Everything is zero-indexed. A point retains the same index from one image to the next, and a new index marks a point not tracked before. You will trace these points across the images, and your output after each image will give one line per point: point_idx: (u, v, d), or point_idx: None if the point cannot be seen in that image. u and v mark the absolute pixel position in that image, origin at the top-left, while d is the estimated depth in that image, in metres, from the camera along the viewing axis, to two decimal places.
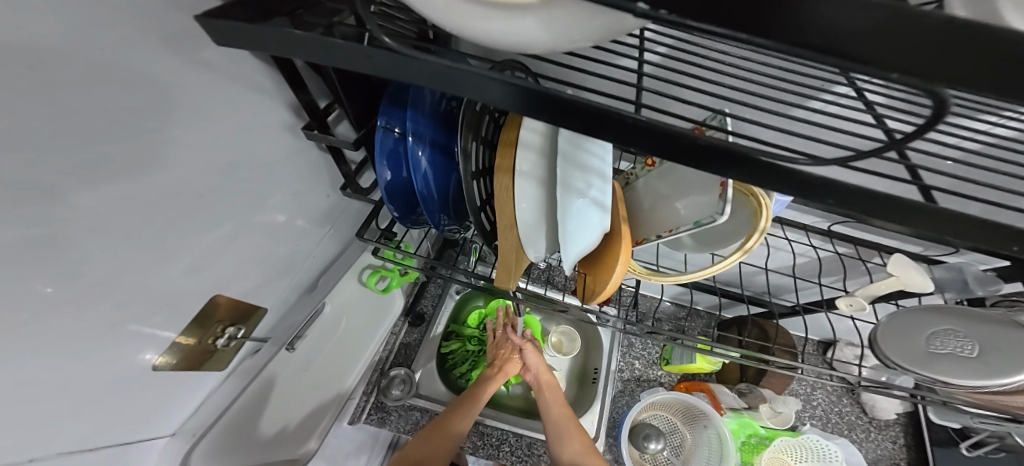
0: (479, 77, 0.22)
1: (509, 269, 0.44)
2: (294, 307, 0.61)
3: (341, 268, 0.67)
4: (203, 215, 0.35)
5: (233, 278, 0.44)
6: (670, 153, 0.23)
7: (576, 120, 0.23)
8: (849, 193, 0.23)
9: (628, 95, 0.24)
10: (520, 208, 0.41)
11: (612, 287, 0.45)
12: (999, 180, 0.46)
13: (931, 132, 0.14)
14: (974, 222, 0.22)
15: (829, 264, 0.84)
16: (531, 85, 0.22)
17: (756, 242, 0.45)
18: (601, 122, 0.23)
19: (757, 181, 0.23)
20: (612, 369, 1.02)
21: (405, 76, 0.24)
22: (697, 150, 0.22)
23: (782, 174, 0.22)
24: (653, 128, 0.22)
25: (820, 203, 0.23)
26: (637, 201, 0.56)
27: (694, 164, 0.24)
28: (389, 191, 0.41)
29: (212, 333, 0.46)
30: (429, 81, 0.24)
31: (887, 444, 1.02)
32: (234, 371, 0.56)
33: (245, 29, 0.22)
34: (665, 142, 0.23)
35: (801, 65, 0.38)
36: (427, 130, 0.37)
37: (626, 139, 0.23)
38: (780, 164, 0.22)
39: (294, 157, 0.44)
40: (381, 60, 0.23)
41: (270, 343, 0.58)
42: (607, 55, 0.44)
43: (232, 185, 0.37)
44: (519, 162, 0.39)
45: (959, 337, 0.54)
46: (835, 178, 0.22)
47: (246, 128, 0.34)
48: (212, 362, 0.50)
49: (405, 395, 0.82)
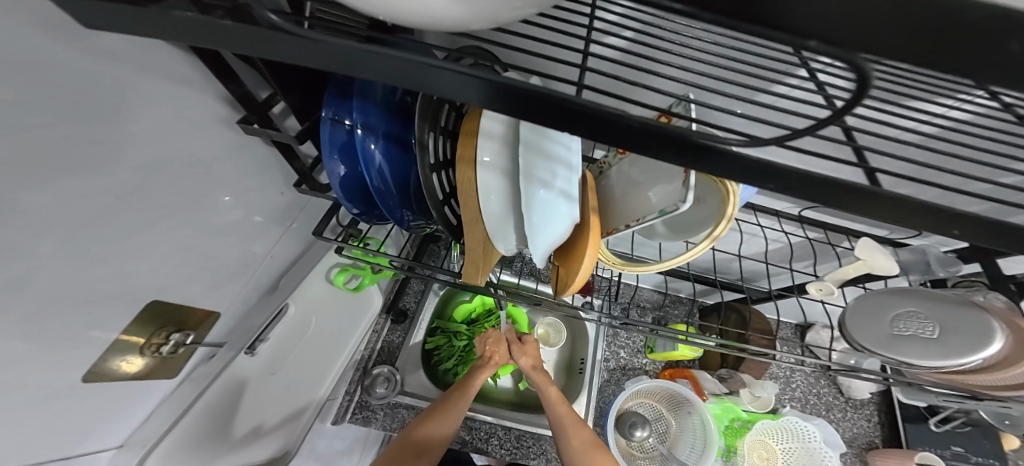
0: (420, 65, 0.20)
1: (476, 264, 0.43)
2: (254, 310, 0.59)
3: (304, 268, 0.65)
4: (129, 217, 0.32)
5: (178, 282, 0.42)
6: (624, 140, 0.22)
7: (527, 108, 0.22)
8: (797, 180, 0.22)
9: (579, 83, 0.23)
10: (485, 201, 0.39)
11: (582, 279, 0.45)
12: (954, 162, 0.47)
13: (850, 114, 0.13)
14: (922, 208, 0.22)
15: (802, 250, 0.87)
16: (474, 69, 0.20)
17: (723, 228, 0.45)
18: (555, 112, 0.21)
19: (706, 170, 0.23)
20: (597, 358, 1.03)
21: (344, 67, 0.22)
22: (654, 140, 0.21)
23: (725, 163, 0.22)
24: (605, 118, 0.21)
25: (766, 190, 0.23)
26: (609, 189, 0.56)
27: (652, 153, 0.23)
28: (345, 187, 0.39)
29: (155, 340, 0.44)
30: (367, 71, 0.22)
31: (862, 422, 1.06)
32: (186, 379, 0.54)
33: (125, 10, 0.19)
34: (618, 129, 0.21)
35: (763, 49, 0.38)
36: (379, 122, 0.36)
37: (584, 131, 0.22)
38: (724, 151, 0.21)
39: (237, 153, 0.41)
40: (304, 47, 0.21)
41: (226, 347, 0.55)
42: (571, 39, 0.43)
43: (163, 184, 0.34)
44: (481, 152, 0.38)
45: (921, 318, 0.56)
46: (781, 164, 0.21)
47: (172, 122, 0.32)
48: (157, 369, 0.47)
49: (390, 393, 0.80)
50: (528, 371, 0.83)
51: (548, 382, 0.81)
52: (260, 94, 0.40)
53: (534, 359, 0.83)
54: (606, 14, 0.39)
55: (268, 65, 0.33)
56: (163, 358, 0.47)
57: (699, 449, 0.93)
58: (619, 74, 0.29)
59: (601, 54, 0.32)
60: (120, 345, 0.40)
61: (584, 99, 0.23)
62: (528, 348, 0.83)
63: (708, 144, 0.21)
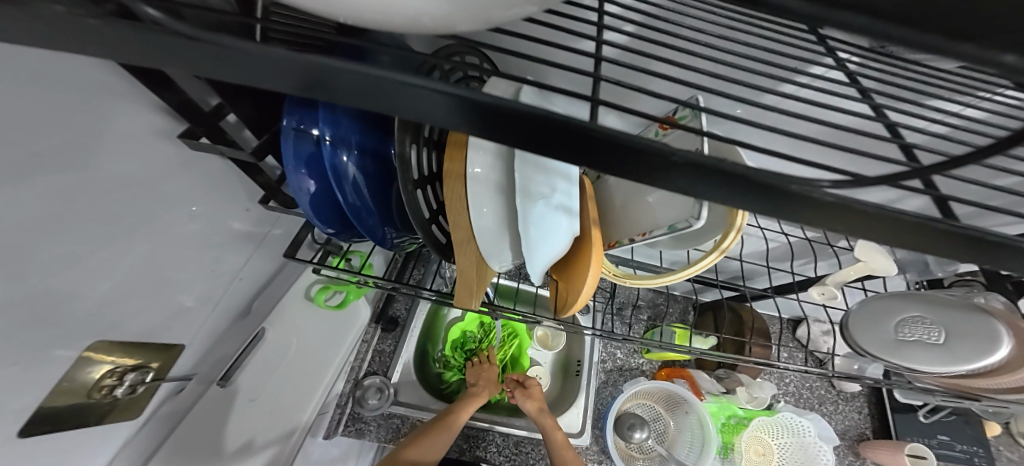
0: (414, 87, 0.15)
1: (469, 286, 0.39)
2: (223, 340, 0.59)
3: (275, 292, 0.66)
4: (53, 252, 0.32)
5: (128, 310, 0.41)
6: (664, 180, 0.17)
7: (545, 143, 0.17)
8: (864, 221, 0.17)
9: (589, 98, 0.18)
10: (477, 216, 0.35)
11: (585, 298, 0.41)
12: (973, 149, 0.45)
13: None
14: (988, 243, 0.18)
15: (799, 248, 0.86)
16: (482, 96, 0.15)
17: (732, 240, 0.43)
18: (579, 143, 0.16)
19: (753, 207, 0.17)
20: (595, 360, 0.99)
21: (324, 93, 0.16)
22: (695, 172, 0.16)
23: (776, 199, 0.17)
24: (624, 146, 0.16)
25: (829, 233, 0.18)
26: (609, 197, 0.53)
27: (688, 191, 0.17)
28: (315, 204, 0.35)
29: (103, 385, 0.41)
30: (343, 94, 0.17)
31: (854, 414, 1.06)
32: (149, 420, 0.51)
33: None
34: (658, 166, 0.16)
35: (787, 39, 0.34)
36: (351, 133, 0.32)
37: (600, 163, 0.17)
38: (797, 183, 0.16)
39: (176, 169, 0.41)
40: (223, 60, 0.15)
41: (197, 380, 0.55)
42: (567, 38, 0.39)
43: (69, 201, 0.31)
44: (471, 164, 0.34)
45: (926, 324, 0.54)
46: (856, 202, 0.17)
47: (91, 148, 0.31)
48: (120, 412, 0.45)
49: (382, 404, 0.77)
50: (534, 415, 0.82)
51: (554, 425, 0.80)
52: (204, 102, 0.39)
53: (539, 402, 0.83)
54: (608, 6, 0.35)
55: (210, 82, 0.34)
56: (119, 402, 0.44)
57: (697, 449, 0.92)
58: (640, 71, 0.25)
59: (612, 44, 0.28)
60: (58, 398, 0.37)
61: (595, 118, 0.18)
62: (534, 391, 0.84)
63: (759, 177, 0.16)
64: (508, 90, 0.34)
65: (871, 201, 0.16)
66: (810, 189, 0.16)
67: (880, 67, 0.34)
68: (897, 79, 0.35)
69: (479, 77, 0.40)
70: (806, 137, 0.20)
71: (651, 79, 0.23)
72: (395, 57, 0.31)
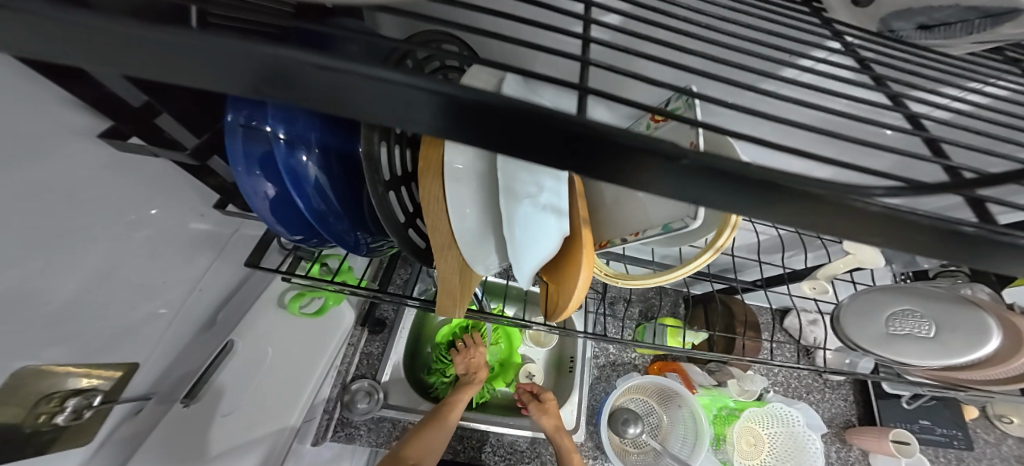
0: (380, 82, 0.12)
1: (453, 295, 0.37)
2: (187, 353, 0.61)
3: (242, 302, 0.68)
4: None
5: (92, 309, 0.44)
6: (676, 188, 0.15)
7: (541, 146, 0.14)
8: (893, 229, 0.15)
9: (576, 88, 0.16)
10: (459, 218, 0.33)
11: (577, 301, 0.39)
12: (968, 136, 0.45)
13: None
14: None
15: (788, 241, 0.85)
16: (463, 90, 0.12)
17: (727, 239, 0.41)
18: (579, 146, 0.14)
19: (769, 218, 0.15)
20: (588, 356, 0.98)
21: (267, 93, 0.13)
22: (694, 180, 0.14)
23: (798, 211, 0.15)
24: (612, 146, 0.13)
25: (866, 245, 0.16)
26: (599, 194, 0.50)
27: (691, 199, 0.15)
28: (276, 209, 0.32)
29: (43, 409, 0.41)
30: (290, 95, 0.13)
31: (840, 402, 1.08)
32: (103, 445, 0.50)
33: None
34: (668, 170, 0.14)
35: (791, 21, 0.32)
36: (309, 132, 0.30)
37: (589, 166, 0.14)
38: (820, 188, 0.14)
39: (106, 173, 0.41)
40: (98, 52, 0.11)
41: (157, 399, 0.56)
42: (552, 19, 0.36)
43: None
44: (449, 159, 0.31)
45: (916, 317, 0.54)
46: (886, 210, 0.14)
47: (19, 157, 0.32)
48: (67, 440, 0.44)
49: (373, 408, 0.74)
50: (550, 432, 0.82)
51: (569, 443, 0.81)
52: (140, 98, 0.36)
53: (556, 419, 0.84)
54: None
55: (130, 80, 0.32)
56: (63, 430, 0.44)
57: (690, 442, 0.92)
58: (632, 54, 0.22)
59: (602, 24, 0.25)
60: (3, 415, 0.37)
61: (581, 111, 0.16)
62: (549, 407, 0.84)
63: (782, 181, 0.14)
64: (491, 79, 0.31)
65: (891, 207, 0.14)
66: (834, 193, 0.14)
67: (888, 51, 0.32)
68: (905, 62, 0.33)
69: (458, 67, 0.37)
70: (814, 129, 0.18)
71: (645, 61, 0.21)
72: (361, 43, 0.28)
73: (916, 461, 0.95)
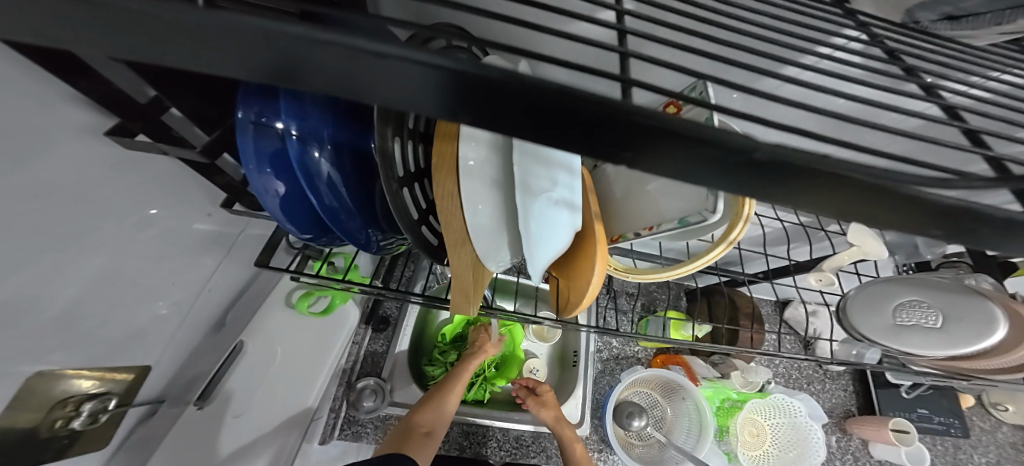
0: (414, 72, 0.11)
1: (466, 292, 0.37)
2: (199, 354, 0.59)
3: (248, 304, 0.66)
4: None
5: (100, 311, 0.43)
6: (719, 180, 0.14)
7: (577, 140, 0.13)
8: (935, 218, 0.15)
9: (615, 77, 0.15)
10: (474, 213, 0.32)
11: (589, 298, 0.38)
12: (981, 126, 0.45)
13: None
14: None
15: (792, 232, 0.85)
16: (502, 75, 0.11)
17: (739, 232, 0.41)
18: (619, 137, 0.13)
19: (813, 210, 0.15)
20: (592, 350, 0.98)
21: (298, 81, 0.12)
22: (744, 172, 0.13)
23: (850, 201, 0.14)
24: (659, 136, 0.13)
25: (907, 235, 0.16)
26: (608, 188, 0.50)
27: (744, 189, 0.14)
28: (286, 206, 0.31)
29: (62, 413, 0.41)
30: (320, 84, 0.12)
31: (840, 392, 1.09)
32: (120, 448, 0.49)
33: None
34: (713, 162, 0.13)
35: (812, 10, 0.32)
36: (322, 128, 0.29)
37: (627, 157, 0.14)
38: (868, 179, 0.13)
39: (111, 172, 0.40)
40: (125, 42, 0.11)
41: (170, 402, 0.55)
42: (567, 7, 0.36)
43: None
44: (464, 154, 0.30)
45: (924, 307, 0.54)
46: (930, 200, 0.14)
47: (21, 156, 0.31)
48: (83, 445, 0.44)
49: (379, 405, 0.74)
50: (551, 424, 0.83)
51: (569, 433, 0.81)
52: (145, 94, 0.35)
53: (555, 410, 0.84)
54: None
55: (135, 75, 0.32)
56: (79, 435, 0.43)
57: (693, 433, 0.93)
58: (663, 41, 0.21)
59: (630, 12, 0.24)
60: (25, 417, 0.37)
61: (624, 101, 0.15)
62: (547, 399, 0.85)
63: (837, 169, 0.13)
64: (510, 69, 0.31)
65: (937, 196, 0.14)
66: (884, 181, 0.13)
67: (910, 36, 0.31)
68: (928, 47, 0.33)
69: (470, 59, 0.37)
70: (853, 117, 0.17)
71: (682, 48, 0.20)
72: None
73: (917, 450, 0.95)
